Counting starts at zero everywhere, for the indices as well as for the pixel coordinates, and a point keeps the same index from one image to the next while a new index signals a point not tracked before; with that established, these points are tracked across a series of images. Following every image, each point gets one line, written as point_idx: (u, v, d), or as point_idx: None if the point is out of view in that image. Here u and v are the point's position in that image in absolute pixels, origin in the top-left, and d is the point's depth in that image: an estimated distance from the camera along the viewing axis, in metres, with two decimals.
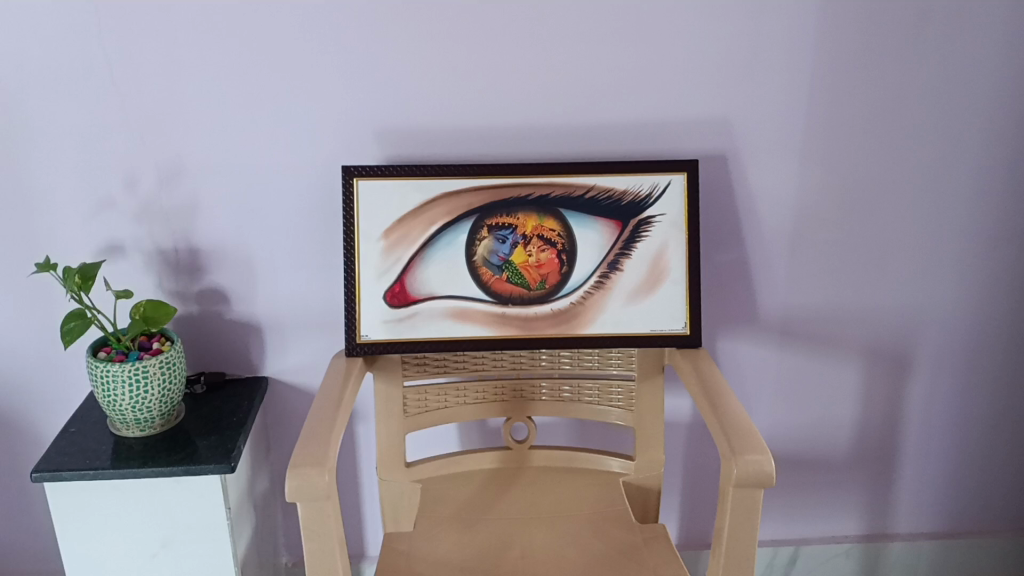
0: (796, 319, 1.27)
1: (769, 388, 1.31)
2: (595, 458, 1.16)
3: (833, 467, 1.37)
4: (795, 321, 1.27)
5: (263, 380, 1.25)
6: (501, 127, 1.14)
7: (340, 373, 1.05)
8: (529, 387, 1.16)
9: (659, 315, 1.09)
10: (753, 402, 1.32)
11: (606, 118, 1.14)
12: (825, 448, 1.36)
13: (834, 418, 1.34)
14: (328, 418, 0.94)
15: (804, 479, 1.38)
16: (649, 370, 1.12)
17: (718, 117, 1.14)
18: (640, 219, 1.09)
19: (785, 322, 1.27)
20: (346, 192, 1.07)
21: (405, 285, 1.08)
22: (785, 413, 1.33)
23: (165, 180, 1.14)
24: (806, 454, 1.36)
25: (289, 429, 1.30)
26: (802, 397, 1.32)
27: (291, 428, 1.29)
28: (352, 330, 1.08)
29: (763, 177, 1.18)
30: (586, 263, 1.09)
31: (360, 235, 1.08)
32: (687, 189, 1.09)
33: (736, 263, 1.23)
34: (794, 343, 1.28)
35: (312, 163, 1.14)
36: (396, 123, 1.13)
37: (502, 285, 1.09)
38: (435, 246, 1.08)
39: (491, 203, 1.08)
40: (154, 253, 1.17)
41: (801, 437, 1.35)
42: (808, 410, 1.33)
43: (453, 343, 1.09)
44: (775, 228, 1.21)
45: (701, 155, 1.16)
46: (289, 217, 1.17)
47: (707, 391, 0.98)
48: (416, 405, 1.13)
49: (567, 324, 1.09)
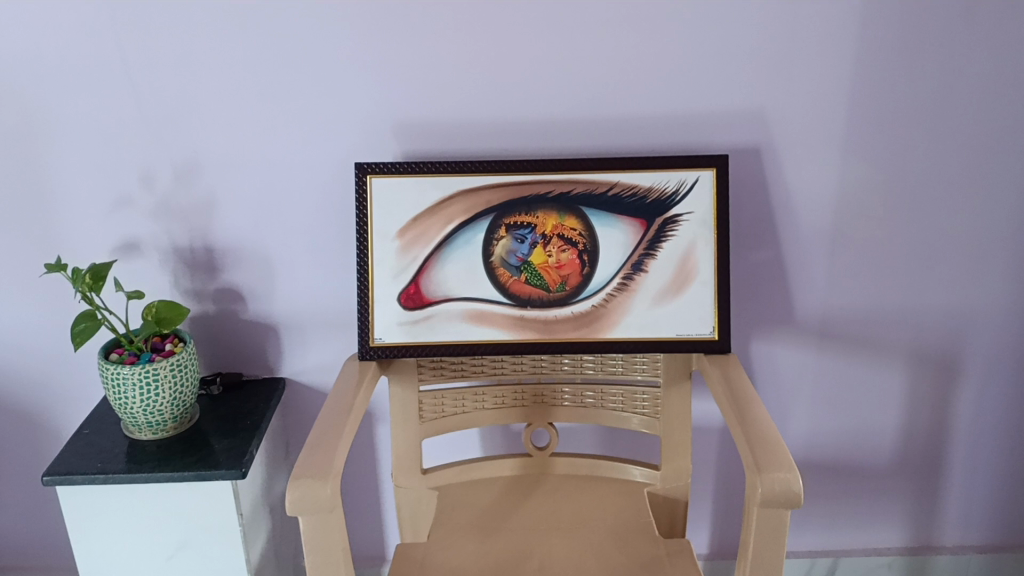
0: (836, 321, 1.20)
1: (807, 394, 1.24)
2: (619, 467, 1.11)
3: (877, 476, 1.30)
4: (834, 323, 1.20)
5: (281, 382, 1.22)
6: (522, 122, 1.09)
7: (352, 378, 1.01)
8: (550, 392, 1.11)
9: (686, 319, 1.04)
10: (790, 408, 1.25)
11: (632, 111, 1.08)
12: (868, 457, 1.29)
13: (878, 425, 1.27)
14: (336, 425, 0.90)
15: (845, 487, 1.32)
16: (676, 377, 1.07)
17: (751, 109, 1.08)
18: (666, 218, 1.03)
19: (824, 324, 1.20)
20: (360, 190, 1.04)
21: (421, 287, 1.04)
22: (824, 420, 1.26)
23: (179, 178, 1.11)
24: (847, 464, 1.30)
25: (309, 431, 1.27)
26: (843, 403, 1.25)
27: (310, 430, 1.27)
28: (366, 333, 1.04)
29: (801, 171, 1.11)
30: (609, 263, 1.04)
31: (374, 235, 1.04)
32: (717, 185, 1.03)
33: (772, 262, 1.17)
34: (835, 347, 1.22)
35: (327, 160, 1.11)
36: (413, 118, 1.09)
37: (520, 286, 1.04)
38: (451, 246, 1.04)
39: (510, 201, 1.04)
40: (168, 253, 1.15)
41: (841, 445, 1.28)
42: (849, 416, 1.26)
43: (469, 347, 1.05)
44: (814, 226, 1.14)
45: (734, 150, 1.10)
46: (305, 215, 1.14)
47: (733, 398, 0.92)
48: (433, 410, 1.09)
49: (589, 328, 1.05)
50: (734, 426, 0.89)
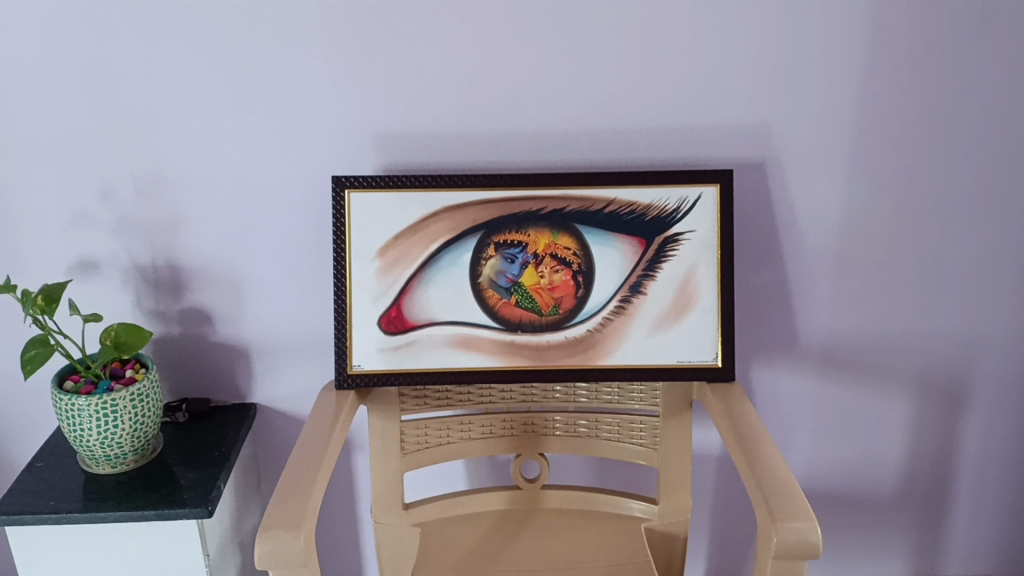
0: (841, 344, 1.14)
1: (810, 421, 1.18)
2: (614, 500, 1.05)
3: (880, 506, 1.24)
4: (839, 347, 1.14)
5: (252, 408, 1.14)
6: (512, 133, 1.02)
7: (329, 409, 0.94)
8: (541, 421, 1.04)
9: (687, 345, 0.97)
10: (792, 436, 1.19)
11: (630, 122, 1.01)
12: (871, 486, 1.23)
13: (881, 453, 1.21)
14: (310, 470, 0.83)
15: (847, 516, 1.26)
16: (675, 406, 1.00)
17: (755, 122, 1.02)
18: (666, 237, 0.97)
19: (828, 348, 1.14)
20: (337, 206, 0.96)
21: (403, 310, 0.97)
22: (827, 447, 1.20)
23: (142, 192, 1.03)
24: (850, 492, 1.24)
25: (283, 460, 1.19)
26: (847, 430, 1.19)
27: (283, 459, 1.19)
28: (344, 360, 0.97)
29: (807, 187, 1.05)
30: (605, 285, 0.97)
31: (353, 255, 0.96)
32: (720, 203, 0.96)
33: (774, 283, 1.10)
34: (840, 371, 1.16)
35: (302, 173, 1.03)
36: (396, 129, 1.01)
37: (510, 310, 0.97)
38: (436, 267, 0.97)
39: (499, 218, 0.97)
40: (130, 271, 1.06)
41: (844, 473, 1.22)
42: (852, 443, 1.20)
43: (455, 375, 0.98)
44: (819, 245, 1.08)
45: (737, 164, 1.04)
46: (278, 232, 1.06)
47: (741, 438, 0.86)
48: (415, 441, 1.02)
49: (584, 354, 0.98)
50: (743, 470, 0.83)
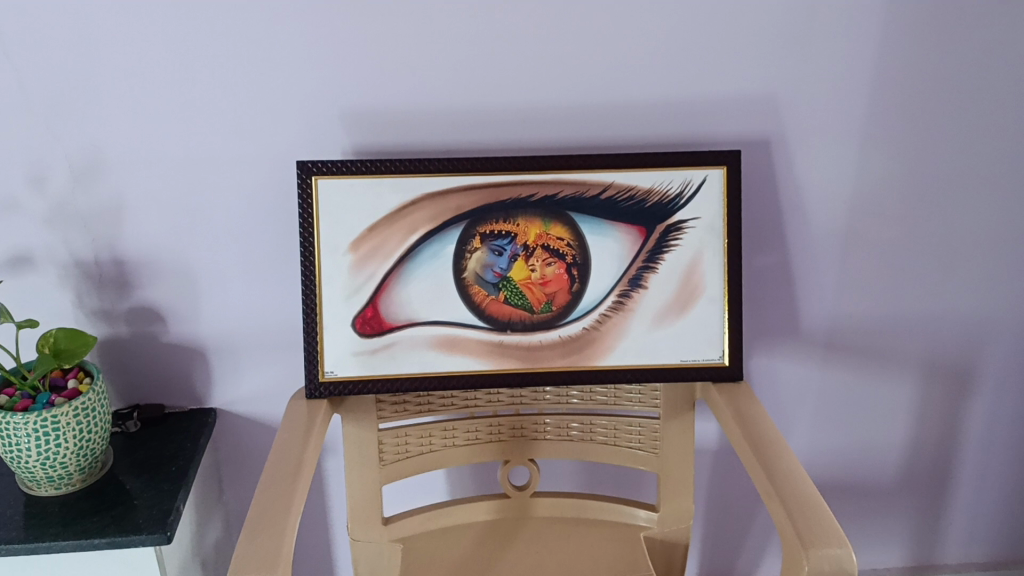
0: (846, 331, 1.07)
1: (810, 411, 1.12)
2: (610, 507, 0.97)
3: (878, 495, 1.19)
4: (842, 334, 1.07)
5: (212, 414, 1.04)
6: (496, 110, 0.92)
7: (300, 422, 0.84)
8: (530, 424, 0.96)
9: (692, 342, 0.89)
10: (791, 427, 1.12)
11: (627, 96, 0.92)
12: (870, 475, 1.17)
13: (881, 441, 1.15)
14: (283, 497, 0.74)
15: (845, 507, 1.20)
16: (677, 407, 0.92)
17: (762, 96, 0.93)
18: (669, 224, 0.88)
19: (831, 335, 1.07)
20: (303, 195, 0.86)
21: (379, 309, 0.87)
22: (826, 437, 1.14)
23: (79, 178, 0.91)
24: (848, 483, 1.18)
25: (245, 467, 1.09)
26: (848, 419, 1.13)
27: (247, 465, 1.09)
28: (314, 366, 0.87)
29: (815, 165, 0.97)
30: (602, 278, 0.88)
31: (322, 249, 0.86)
32: (727, 186, 0.88)
33: (777, 268, 1.03)
34: (843, 360, 1.09)
35: (262, 154, 0.92)
36: (367, 104, 0.91)
37: (498, 307, 0.88)
38: (415, 261, 0.87)
39: (484, 206, 0.87)
40: (68, 266, 0.95)
41: (844, 463, 1.16)
42: (853, 433, 1.14)
43: (438, 380, 0.88)
44: (826, 227, 1.01)
45: (742, 142, 0.95)
46: (236, 220, 0.95)
47: (758, 450, 0.79)
48: (394, 450, 0.93)
49: (579, 355, 0.89)
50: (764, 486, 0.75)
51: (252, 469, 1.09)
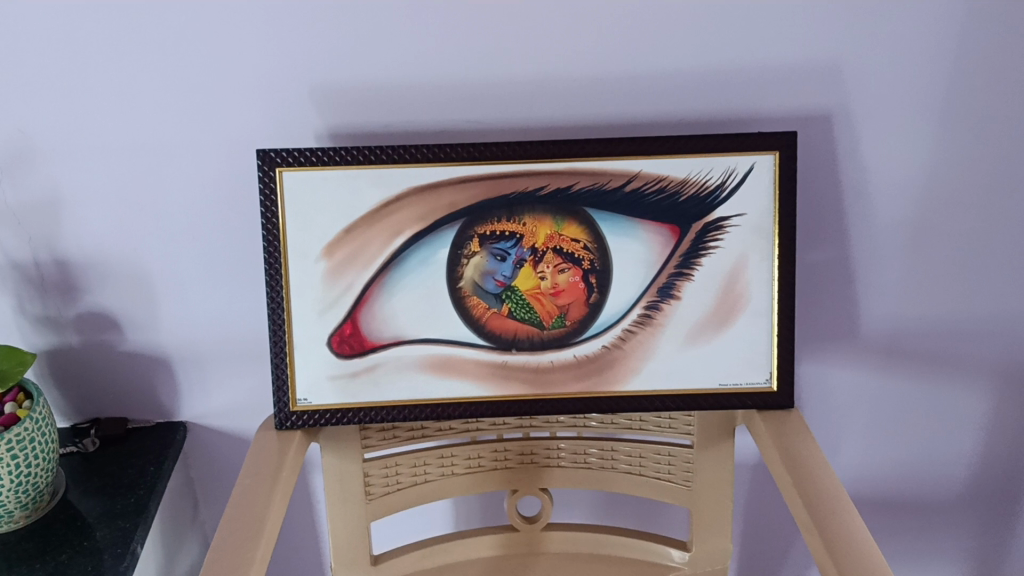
0: (914, 338, 0.91)
1: (868, 430, 0.96)
2: (634, 544, 0.83)
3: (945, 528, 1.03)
4: (907, 337, 0.91)
5: (180, 430, 0.91)
6: (499, 83, 0.76)
7: (269, 456, 0.71)
8: (542, 449, 0.83)
9: (733, 363, 0.75)
10: (843, 448, 0.97)
11: (657, 64, 0.76)
12: (937, 504, 1.01)
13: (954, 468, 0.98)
14: (242, 552, 0.60)
15: (900, 528, 1.03)
16: (714, 435, 0.79)
17: (822, 61, 0.76)
18: (707, 223, 0.73)
19: (894, 339, 0.91)
20: (265, 191, 0.71)
21: (358, 327, 0.74)
22: (882, 453, 0.97)
23: (7, 168, 0.77)
24: (910, 513, 1.02)
25: (220, 487, 0.97)
26: (911, 435, 0.96)
27: (222, 483, 0.96)
28: (283, 392, 0.74)
29: (885, 144, 0.81)
30: (625, 288, 0.74)
31: (290, 254, 0.72)
32: (779, 176, 0.72)
33: (833, 266, 0.87)
34: (910, 372, 0.93)
35: (221, 138, 0.78)
36: (342, 78, 0.75)
37: (501, 322, 0.74)
38: (401, 269, 0.73)
39: (484, 202, 0.72)
40: (4, 269, 0.82)
41: (901, 482, 0.99)
42: (916, 448, 0.97)
43: (430, 408, 0.75)
44: (894, 217, 0.84)
45: (796, 117, 0.79)
46: (196, 214, 0.81)
47: (810, 500, 0.63)
48: (382, 483, 0.80)
49: (598, 378, 0.75)
50: (825, 568, 0.58)
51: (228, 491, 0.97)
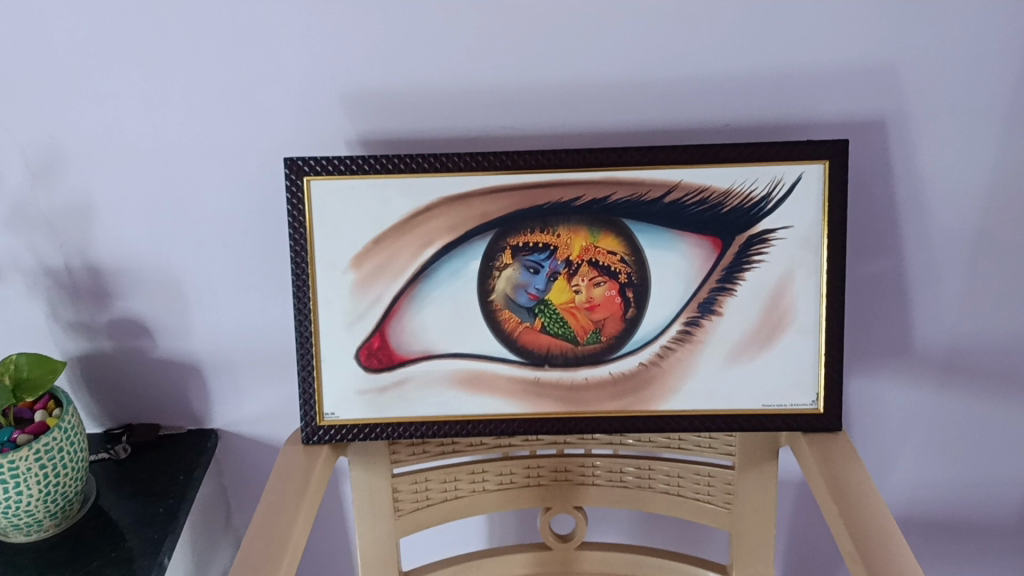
0: (974, 355, 0.86)
1: (923, 451, 0.91)
2: (672, 567, 0.79)
3: (1006, 556, 0.97)
4: (966, 354, 0.86)
5: (212, 438, 0.90)
6: (535, 88, 0.73)
7: (295, 471, 0.69)
8: (576, 467, 0.80)
9: (777, 383, 0.71)
10: (896, 468, 0.92)
11: (700, 68, 0.72)
12: (997, 531, 0.95)
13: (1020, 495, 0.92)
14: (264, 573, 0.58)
15: (957, 555, 0.98)
16: (756, 456, 0.75)
17: (877, 63, 0.72)
18: (751, 235, 0.69)
19: (951, 356, 0.86)
20: (293, 200, 0.70)
21: (387, 340, 0.71)
22: (938, 475, 0.92)
23: (38, 175, 0.76)
24: (970, 540, 0.96)
25: (252, 495, 0.95)
26: (970, 457, 0.91)
27: (253, 491, 0.95)
28: (310, 405, 0.72)
29: (945, 151, 0.76)
30: (664, 302, 0.71)
31: (318, 265, 0.71)
32: (829, 186, 0.68)
33: (887, 279, 0.82)
34: (969, 391, 0.87)
35: (251, 144, 0.76)
36: (374, 83, 0.73)
37: (534, 337, 0.71)
38: (431, 281, 0.71)
39: (517, 212, 0.70)
40: (36, 275, 0.81)
41: (958, 507, 0.94)
42: (975, 472, 0.92)
43: (460, 424, 0.72)
44: (954, 228, 0.79)
45: (848, 123, 0.75)
46: (226, 221, 0.80)
47: (857, 532, 0.59)
48: (412, 499, 0.78)
49: (635, 396, 0.72)
50: None
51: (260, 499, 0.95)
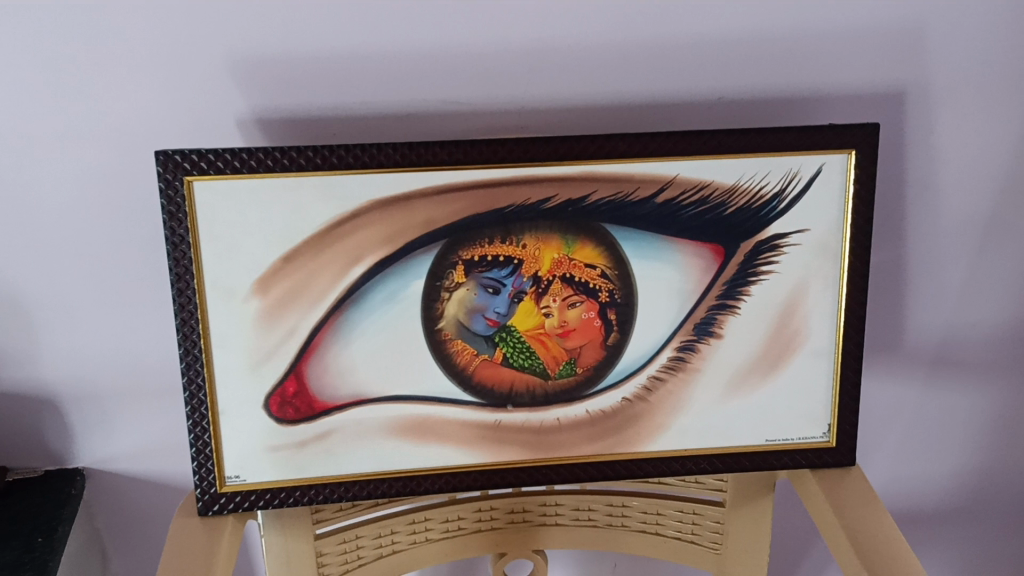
0: (978, 356, 0.76)
1: (918, 459, 0.81)
2: None
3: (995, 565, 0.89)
4: (969, 354, 0.76)
5: (77, 483, 0.71)
6: (486, 55, 0.57)
7: (197, 551, 0.52)
8: (537, 507, 0.67)
9: (784, 415, 0.60)
10: (888, 480, 0.82)
11: (694, 31, 0.58)
12: (992, 543, 0.86)
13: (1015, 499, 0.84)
14: None
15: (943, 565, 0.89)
16: (751, 493, 0.64)
17: (902, 23, 0.59)
18: (758, 242, 0.56)
19: (954, 356, 0.76)
20: (171, 207, 0.52)
21: (305, 383, 0.56)
22: (931, 484, 0.82)
23: None
24: (962, 550, 0.87)
25: (132, 547, 0.77)
26: (967, 464, 0.81)
27: (135, 544, 0.77)
28: (206, 469, 0.56)
29: (966, 126, 0.64)
30: (652, 325, 0.57)
31: (209, 292, 0.53)
32: (854, 181, 0.56)
33: (890, 276, 0.71)
34: (970, 393, 0.78)
35: (110, 123, 0.57)
36: (276, 44, 0.55)
37: (493, 372, 0.57)
38: (360, 308, 0.55)
39: (470, 219, 0.54)
40: None
41: (951, 516, 0.85)
42: (970, 480, 0.82)
43: (402, 482, 0.58)
44: (966, 214, 0.68)
45: (862, 95, 0.62)
46: (80, 220, 0.61)
47: (865, 551, 0.51)
48: (340, 560, 0.63)
49: (615, 437, 0.59)
50: None
51: (145, 551, 0.77)
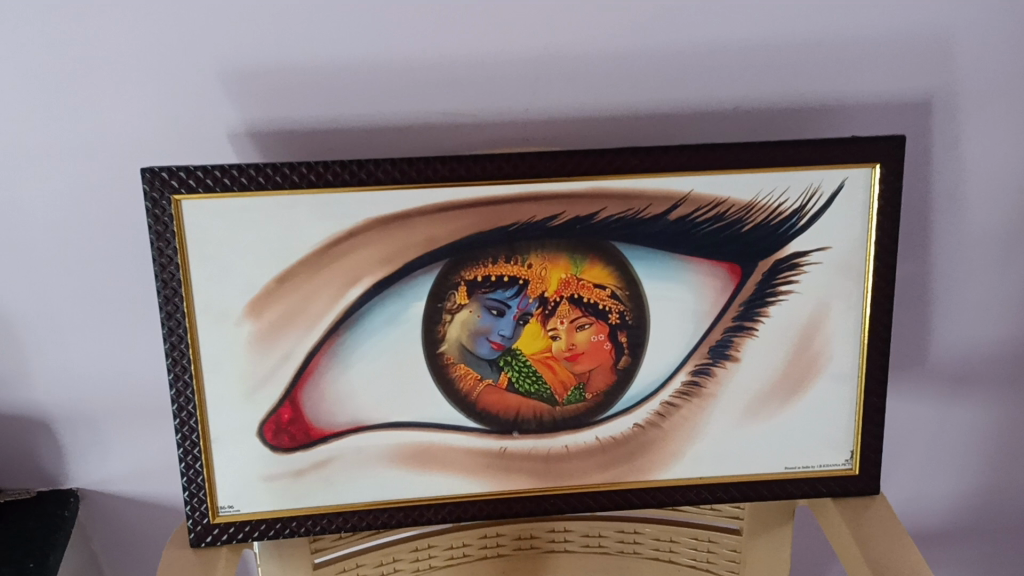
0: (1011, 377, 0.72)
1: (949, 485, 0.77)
2: None
3: None
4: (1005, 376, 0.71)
5: (71, 505, 0.68)
6: (489, 65, 0.54)
7: None
8: (545, 533, 0.64)
9: (804, 442, 0.57)
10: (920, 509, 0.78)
11: (708, 38, 0.55)
12: None
13: None
14: None
15: None
16: (769, 520, 0.61)
17: (928, 28, 0.56)
18: (777, 260, 0.53)
19: (989, 379, 0.72)
20: (158, 227, 0.49)
21: (301, 410, 0.53)
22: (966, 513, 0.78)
23: None
24: None
25: (129, 570, 0.75)
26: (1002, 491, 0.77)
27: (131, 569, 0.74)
28: (198, 500, 0.53)
29: (996, 136, 0.61)
30: (665, 348, 0.54)
31: (199, 315, 0.51)
32: (879, 196, 0.53)
33: (918, 294, 0.67)
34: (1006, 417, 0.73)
35: (98, 138, 0.55)
36: (269, 53, 0.53)
37: (498, 397, 0.54)
38: (358, 331, 0.52)
39: (473, 238, 0.52)
40: None
41: (986, 546, 0.80)
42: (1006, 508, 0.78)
43: (403, 512, 0.55)
44: (998, 228, 0.65)
45: (886, 104, 0.59)
46: (69, 237, 0.58)
47: None
48: None
49: (627, 465, 0.56)
50: None
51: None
